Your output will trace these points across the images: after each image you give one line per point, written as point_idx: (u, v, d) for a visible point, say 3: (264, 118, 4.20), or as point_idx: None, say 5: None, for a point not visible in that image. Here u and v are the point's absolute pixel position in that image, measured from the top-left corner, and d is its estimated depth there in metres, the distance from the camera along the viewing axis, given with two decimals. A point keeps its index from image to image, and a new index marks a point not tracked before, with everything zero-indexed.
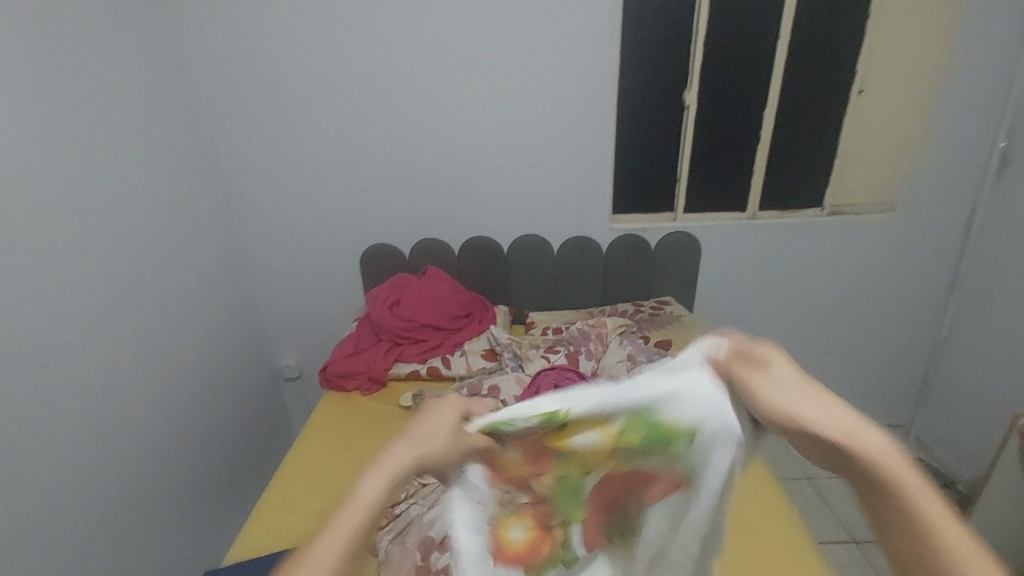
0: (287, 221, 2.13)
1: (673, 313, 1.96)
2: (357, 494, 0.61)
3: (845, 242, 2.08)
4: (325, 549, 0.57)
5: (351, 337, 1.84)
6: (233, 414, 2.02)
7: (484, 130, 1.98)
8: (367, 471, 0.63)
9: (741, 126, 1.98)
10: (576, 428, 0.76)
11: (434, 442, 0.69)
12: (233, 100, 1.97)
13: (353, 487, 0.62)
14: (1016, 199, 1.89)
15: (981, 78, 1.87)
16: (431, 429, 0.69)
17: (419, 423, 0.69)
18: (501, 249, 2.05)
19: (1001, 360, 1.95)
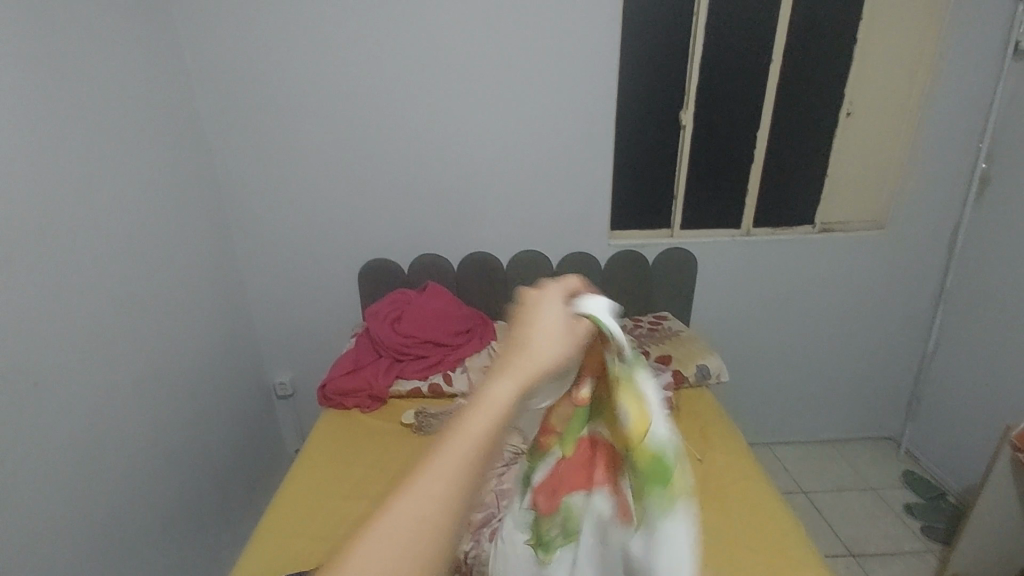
0: (283, 236, 2.11)
1: (671, 327, 1.98)
2: (488, 396, 0.60)
3: (836, 258, 2.13)
4: (457, 449, 0.56)
5: (350, 354, 1.82)
6: (225, 434, 1.97)
7: (483, 147, 2.00)
8: (495, 377, 0.62)
9: (735, 145, 2.03)
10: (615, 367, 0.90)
11: (548, 344, 0.68)
12: (232, 116, 1.96)
13: (483, 390, 0.61)
14: (996, 218, 1.96)
15: (961, 102, 1.95)
16: (546, 335, 0.69)
17: (532, 328, 0.70)
18: (500, 265, 2.05)
19: (987, 373, 2.00)
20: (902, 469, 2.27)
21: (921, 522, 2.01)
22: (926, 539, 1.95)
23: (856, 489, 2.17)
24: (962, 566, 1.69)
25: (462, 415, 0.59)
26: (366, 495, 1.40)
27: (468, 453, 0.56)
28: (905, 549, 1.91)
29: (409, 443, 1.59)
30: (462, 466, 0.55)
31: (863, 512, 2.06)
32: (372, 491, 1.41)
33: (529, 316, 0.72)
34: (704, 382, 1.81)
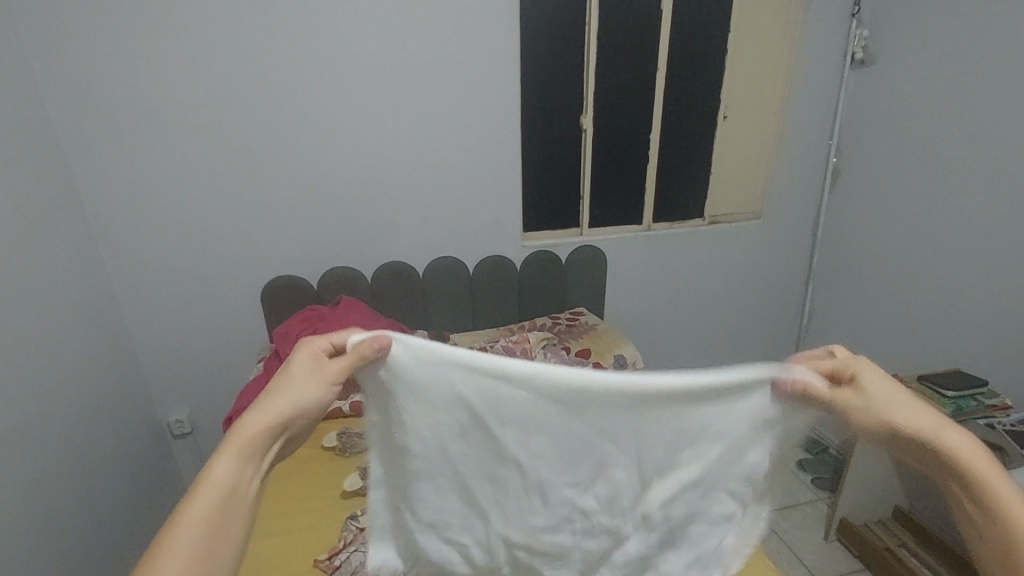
0: (169, 258, 1.90)
1: (589, 322, 2.05)
2: (208, 479, 0.68)
3: (725, 247, 2.34)
4: (203, 494, 0.67)
5: (257, 381, 1.67)
6: (114, 485, 1.72)
7: (390, 153, 1.94)
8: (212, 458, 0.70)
9: (632, 147, 2.17)
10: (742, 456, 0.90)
11: (265, 423, 0.75)
12: (97, 125, 1.74)
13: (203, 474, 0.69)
14: (848, 205, 2.27)
15: (816, 105, 2.23)
16: (251, 426, 0.74)
17: (244, 425, 0.74)
18: (416, 273, 2.01)
19: (851, 338, 2.31)
20: None
21: (811, 475, 2.25)
22: (817, 489, 2.19)
23: None
24: (848, 508, 1.90)
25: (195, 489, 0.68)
26: (288, 529, 1.28)
27: (215, 488, 0.68)
28: (803, 501, 2.13)
29: (332, 468, 1.47)
30: (207, 509, 0.66)
31: None
32: (294, 526, 1.28)
33: (245, 420, 0.75)
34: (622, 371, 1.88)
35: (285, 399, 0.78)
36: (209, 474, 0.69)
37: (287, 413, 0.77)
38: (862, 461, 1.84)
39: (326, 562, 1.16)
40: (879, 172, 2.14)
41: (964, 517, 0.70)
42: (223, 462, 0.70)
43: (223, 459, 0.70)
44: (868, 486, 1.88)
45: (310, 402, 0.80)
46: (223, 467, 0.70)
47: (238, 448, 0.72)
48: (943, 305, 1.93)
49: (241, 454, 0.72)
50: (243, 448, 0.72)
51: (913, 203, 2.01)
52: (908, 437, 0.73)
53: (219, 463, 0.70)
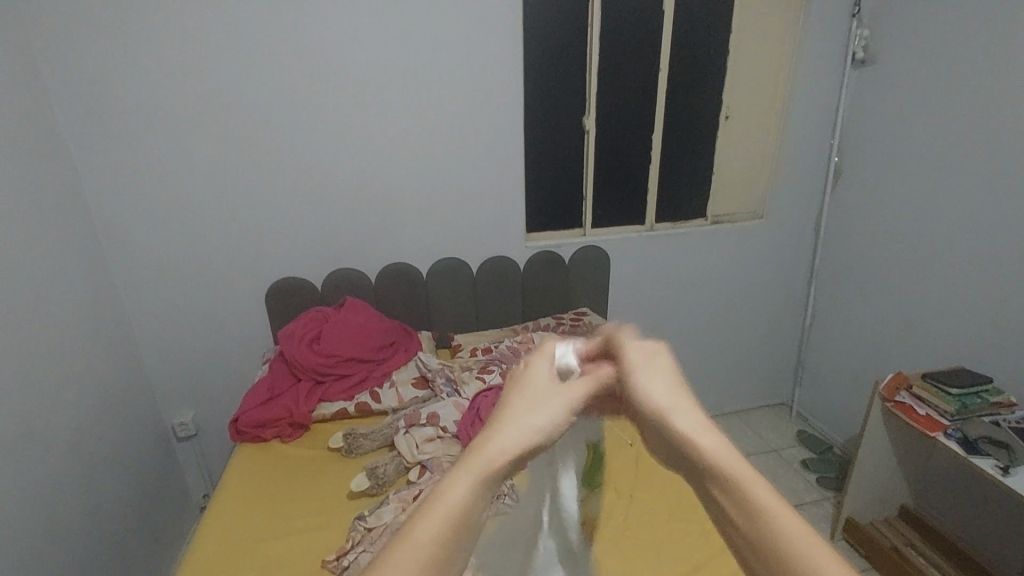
0: (173, 260, 1.90)
1: (592, 322, 2.05)
2: (444, 495, 0.48)
3: (728, 246, 2.35)
4: (435, 518, 0.46)
5: (263, 381, 1.66)
6: (119, 488, 1.71)
7: (393, 155, 1.95)
8: (454, 469, 0.50)
9: (634, 148, 2.18)
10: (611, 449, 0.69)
11: (522, 441, 0.54)
12: (103, 128, 1.75)
13: (439, 484, 0.49)
14: (850, 204, 2.28)
15: (817, 104, 2.23)
16: (505, 442, 0.53)
17: (495, 437, 0.53)
18: (420, 274, 2.02)
19: (854, 336, 2.31)
20: (796, 429, 2.54)
21: (815, 474, 2.25)
22: (822, 488, 2.18)
23: (763, 452, 2.38)
24: (852, 507, 1.87)
25: (426, 498, 0.48)
26: (292, 531, 1.26)
27: (450, 521, 0.46)
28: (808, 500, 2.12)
29: (337, 470, 1.46)
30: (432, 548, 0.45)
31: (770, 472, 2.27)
32: (304, 526, 1.28)
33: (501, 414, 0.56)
34: None
35: (534, 426, 0.55)
36: (447, 493, 0.48)
37: (535, 448, 0.54)
38: (867, 461, 1.83)
39: (335, 563, 1.15)
40: (881, 171, 2.14)
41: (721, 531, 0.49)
42: (467, 482, 0.49)
43: (478, 470, 0.50)
44: (873, 485, 1.86)
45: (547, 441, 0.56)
46: (463, 489, 0.48)
47: (489, 469, 0.50)
48: (947, 304, 1.93)
49: (484, 477, 0.50)
50: (492, 470, 0.50)
51: (916, 202, 2.01)
52: (688, 463, 0.52)
53: (463, 481, 0.49)
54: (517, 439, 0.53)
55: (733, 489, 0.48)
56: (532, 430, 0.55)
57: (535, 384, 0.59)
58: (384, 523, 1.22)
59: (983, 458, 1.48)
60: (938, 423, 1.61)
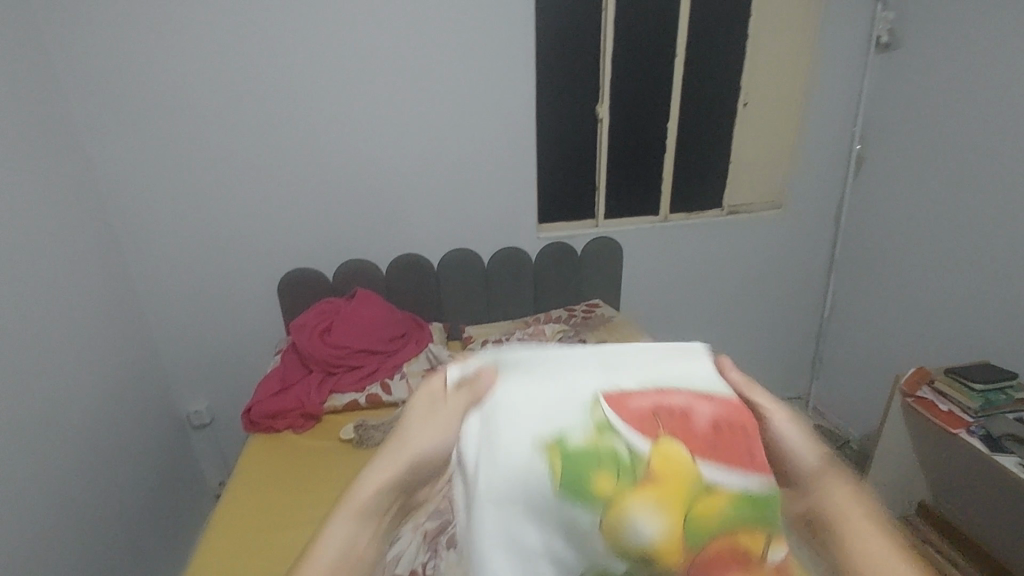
0: (186, 250, 1.91)
1: (605, 314, 2.02)
2: (328, 532, 0.64)
3: (744, 237, 2.30)
4: (323, 550, 0.63)
5: (275, 373, 1.67)
6: (133, 475, 1.74)
7: (403, 144, 1.93)
8: (337, 510, 0.66)
9: (648, 137, 2.13)
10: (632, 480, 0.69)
11: (397, 470, 0.69)
12: (116, 119, 1.75)
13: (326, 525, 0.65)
14: (872, 193, 2.21)
15: (839, 90, 2.16)
16: (381, 476, 0.68)
17: (373, 470, 0.69)
18: (431, 265, 2.01)
19: (873, 329, 2.26)
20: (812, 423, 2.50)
21: None
22: None
23: None
24: None
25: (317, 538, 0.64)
26: (304, 522, 1.27)
27: (334, 550, 0.63)
28: None
29: (347, 461, 1.46)
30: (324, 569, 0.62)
31: None
32: (315, 517, 1.28)
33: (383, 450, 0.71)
34: None
35: (411, 453, 0.71)
36: (327, 531, 0.64)
37: (413, 466, 0.70)
38: (885, 457, 1.79)
39: None
40: (905, 159, 2.07)
41: (849, 546, 0.65)
42: (346, 521, 0.65)
43: (358, 506, 0.66)
44: (890, 481, 1.83)
45: (433, 455, 0.72)
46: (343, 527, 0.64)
47: (365, 503, 0.66)
48: (972, 296, 1.86)
49: (364, 512, 0.65)
50: (367, 501, 0.66)
51: (941, 191, 1.94)
52: (819, 475, 0.73)
53: (341, 519, 0.65)
54: (398, 466, 0.69)
55: (873, 515, 0.67)
56: (410, 454, 0.70)
57: (414, 414, 0.75)
58: None
59: (1007, 457, 1.43)
60: (961, 420, 1.57)
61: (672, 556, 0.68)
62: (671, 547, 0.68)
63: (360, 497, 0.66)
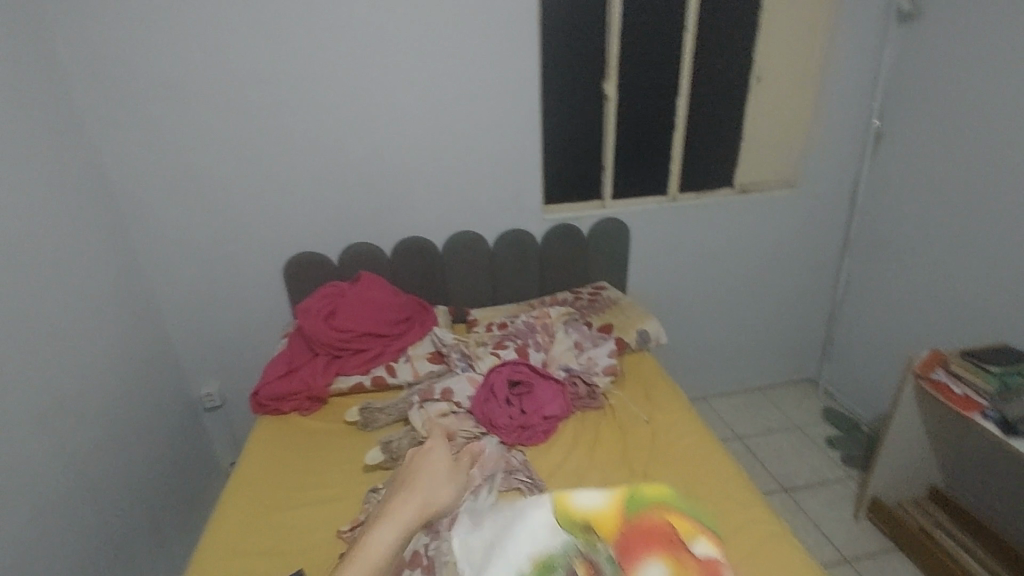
0: (191, 234, 1.92)
1: (611, 296, 2.00)
2: (374, 543, 1.00)
3: (755, 217, 2.24)
4: (371, 545, 1.00)
5: (281, 356, 1.68)
6: (145, 457, 1.78)
7: (406, 125, 1.90)
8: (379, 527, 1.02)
9: (657, 114, 2.07)
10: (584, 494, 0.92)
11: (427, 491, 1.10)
12: (118, 103, 1.75)
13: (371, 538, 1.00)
14: (890, 171, 2.14)
15: (857, 63, 2.08)
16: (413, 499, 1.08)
17: (412, 485, 1.11)
18: (435, 248, 2.00)
19: (887, 311, 2.21)
20: (822, 406, 2.47)
21: (840, 452, 2.19)
22: (846, 467, 2.13)
23: (786, 429, 2.33)
24: (879, 487, 1.82)
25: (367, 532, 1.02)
26: (310, 502, 1.29)
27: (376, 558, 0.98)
28: (831, 478, 2.07)
29: (354, 442, 1.47)
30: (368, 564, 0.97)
31: (793, 450, 2.22)
32: (321, 497, 1.30)
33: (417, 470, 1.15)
34: (644, 347, 1.82)
35: (440, 499, 1.11)
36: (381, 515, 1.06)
37: (438, 508, 1.10)
38: (897, 442, 1.77)
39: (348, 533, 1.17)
40: (925, 135, 1.99)
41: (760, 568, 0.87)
42: (387, 530, 1.02)
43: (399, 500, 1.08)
44: (900, 465, 1.80)
45: (446, 502, 1.11)
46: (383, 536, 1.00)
47: (399, 501, 1.08)
48: (991, 277, 1.80)
49: (398, 531, 1.02)
50: (404, 499, 1.08)
51: (963, 167, 1.86)
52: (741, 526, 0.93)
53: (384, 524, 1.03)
54: (425, 502, 1.08)
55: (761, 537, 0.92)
56: (437, 498, 1.10)
57: (439, 469, 1.15)
58: None
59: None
60: (976, 404, 1.53)
61: (609, 530, 0.88)
62: (610, 517, 0.89)
63: (399, 505, 1.07)
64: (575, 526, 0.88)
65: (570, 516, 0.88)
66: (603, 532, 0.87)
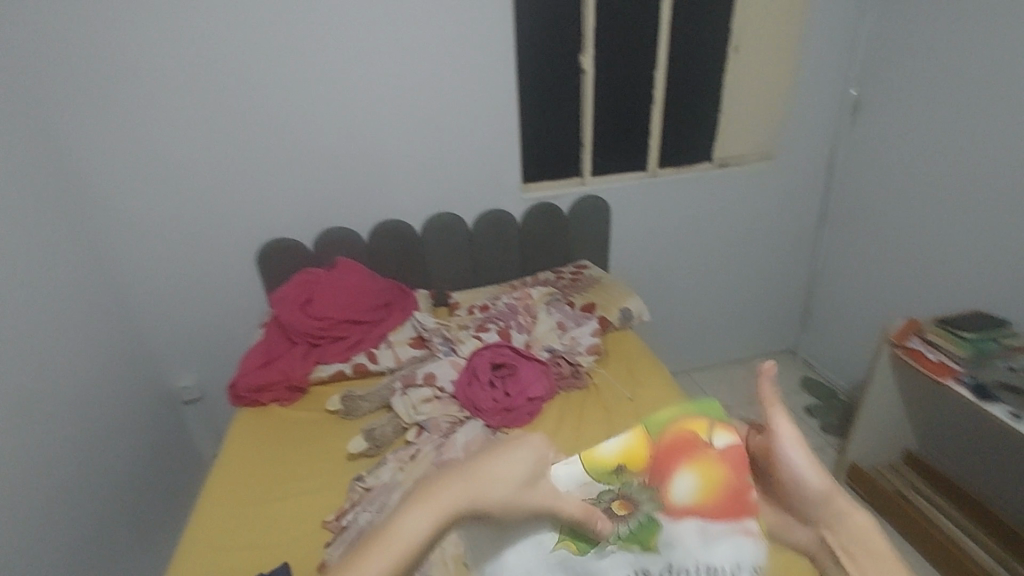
0: (158, 222, 1.83)
1: (592, 274, 1.99)
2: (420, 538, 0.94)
3: (735, 190, 2.24)
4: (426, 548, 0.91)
5: (258, 346, 1.63)
6: (124, 452, 1.73)
7: (378, 103, 1.83)
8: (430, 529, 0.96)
9: (634, 88, 2.03)
10: (604, 456, 0.81)
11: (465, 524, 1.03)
12: (69, 84, 1.63)
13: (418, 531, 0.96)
14: (866, 140, 2.14)
15: (835, 31, 2.06)
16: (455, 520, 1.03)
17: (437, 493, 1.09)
18: (414, 231, 1.96)
19: (863, 280, 2.25)
20: (801, 375, 2.52)
21: (819, 419, 2.24)
22: (824, 433, 2.18)
23: None
24: (857, 453, 1.86)
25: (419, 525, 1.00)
26: (294, 491, 1.26)
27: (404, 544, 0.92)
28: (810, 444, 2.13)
29: (334, 432, 1.43)
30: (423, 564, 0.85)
31: None
32: (304, 487, 1.27)
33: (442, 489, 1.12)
34: (627, 324, 1.81)
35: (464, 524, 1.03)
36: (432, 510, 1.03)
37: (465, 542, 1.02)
38: (873, 408, 1.81)
39: (334, 522, 1.15)
40: (901, 103, 1.99)
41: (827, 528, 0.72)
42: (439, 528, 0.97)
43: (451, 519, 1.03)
44: (876, 431, 1.85)
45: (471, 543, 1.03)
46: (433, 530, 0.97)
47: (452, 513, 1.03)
48: (963, 244, 1.83)
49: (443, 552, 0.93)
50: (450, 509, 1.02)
51: (940, 135, 1.87)
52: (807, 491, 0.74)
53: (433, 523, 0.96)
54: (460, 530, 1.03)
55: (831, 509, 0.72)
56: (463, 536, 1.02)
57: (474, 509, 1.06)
58: (382, 483, 1.21)
59: (996, 405, 1.44)
60: (950, 368, 1.57)
61: (639, 464, 0.80)
62: (633, 456, 0.81)
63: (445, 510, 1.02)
64: (604, 473, 0.80)
65: (597, 466, 0.80)
66: (632, 470, 0.80)
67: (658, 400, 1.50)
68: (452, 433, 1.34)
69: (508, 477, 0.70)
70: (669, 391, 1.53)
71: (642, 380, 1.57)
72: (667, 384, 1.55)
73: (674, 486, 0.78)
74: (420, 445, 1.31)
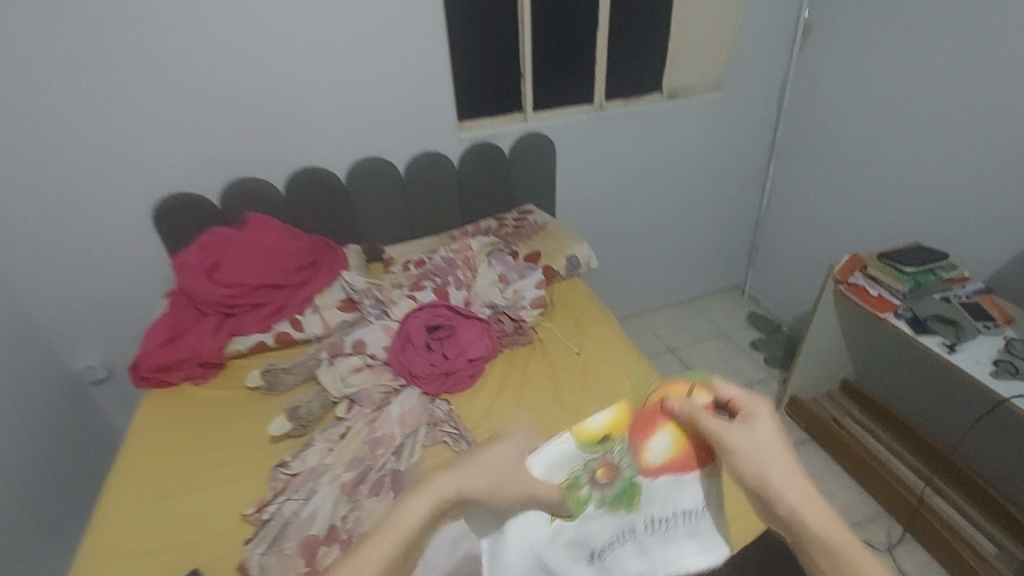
0: (18, 179, 1.52)
1: (537, 220, 1.86)
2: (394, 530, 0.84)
3: (685, 125, 2.13)
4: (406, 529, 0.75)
5: (163, 320, 1.44)
6: (16, 447, 1.52)
7: (274, 28, 1.53)
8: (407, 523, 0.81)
9: (577, 10, 1.82)
10: (591, 427, 0.72)
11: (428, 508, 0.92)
12: None
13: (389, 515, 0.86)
14: (818, 67, 2.04)
15: None
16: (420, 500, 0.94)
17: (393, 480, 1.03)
18: (338, 179, 1.75)
19: (808, 215, 2.23)
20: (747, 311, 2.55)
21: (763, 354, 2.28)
22: (768, 367, 2.23)
23: (714, 337, 2.40)
24: (798, 386, 1.91)
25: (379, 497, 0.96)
26: (210, 480, 1.13)
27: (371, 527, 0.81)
28: (754, 379, 2.17)
29: (254, 410, 1.29)
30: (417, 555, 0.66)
31: (721, 355, 2.30)
32: (222, 474, 1.14)
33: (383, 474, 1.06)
34: (574, 273, 1.72)
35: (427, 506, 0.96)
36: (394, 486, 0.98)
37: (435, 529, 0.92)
38: (816, 344, 1.83)
39: (254, 515, 1.03)
40: (854, 25, 1.87)
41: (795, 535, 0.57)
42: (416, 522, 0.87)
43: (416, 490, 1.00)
44: (818, 365, 1.89)
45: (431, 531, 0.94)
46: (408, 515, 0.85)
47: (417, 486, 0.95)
48: (908, 176, 1.80)
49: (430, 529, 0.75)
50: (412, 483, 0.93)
51: (889, 62, 1.78)
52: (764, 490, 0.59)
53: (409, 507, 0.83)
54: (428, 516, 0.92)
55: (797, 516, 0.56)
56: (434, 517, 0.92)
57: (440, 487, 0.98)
58: (309, 467, 1.11)
59: (930, 336, 1.46)
60: (889, 303, 1.56)
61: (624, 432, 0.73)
62: (620, 425, 0.73)
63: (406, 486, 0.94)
64: (591, 443, 0.72)
65: (584, 436, 0.72)
66: (619, 439, 0.73)
67: (607, 354, 1.41)
68: (385, 405, 1.23)
69: (496, 465, 0.62)
70: (619, 343, 1.45)
71: (590, 334, 1.49)
72: (616, 337, 1.48)
73: (654, 443, 0.72)
74: (351, 421, 1.20)
